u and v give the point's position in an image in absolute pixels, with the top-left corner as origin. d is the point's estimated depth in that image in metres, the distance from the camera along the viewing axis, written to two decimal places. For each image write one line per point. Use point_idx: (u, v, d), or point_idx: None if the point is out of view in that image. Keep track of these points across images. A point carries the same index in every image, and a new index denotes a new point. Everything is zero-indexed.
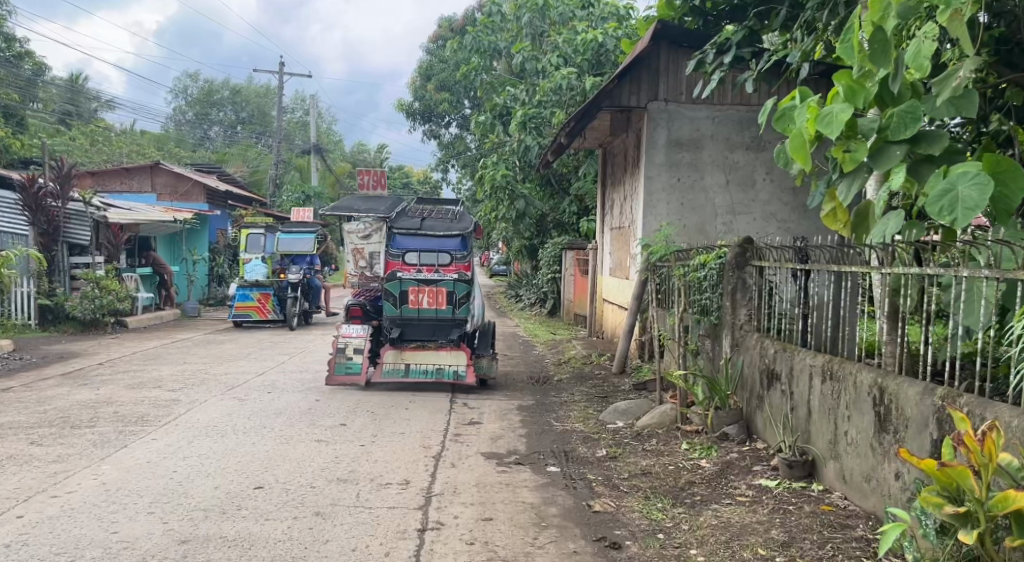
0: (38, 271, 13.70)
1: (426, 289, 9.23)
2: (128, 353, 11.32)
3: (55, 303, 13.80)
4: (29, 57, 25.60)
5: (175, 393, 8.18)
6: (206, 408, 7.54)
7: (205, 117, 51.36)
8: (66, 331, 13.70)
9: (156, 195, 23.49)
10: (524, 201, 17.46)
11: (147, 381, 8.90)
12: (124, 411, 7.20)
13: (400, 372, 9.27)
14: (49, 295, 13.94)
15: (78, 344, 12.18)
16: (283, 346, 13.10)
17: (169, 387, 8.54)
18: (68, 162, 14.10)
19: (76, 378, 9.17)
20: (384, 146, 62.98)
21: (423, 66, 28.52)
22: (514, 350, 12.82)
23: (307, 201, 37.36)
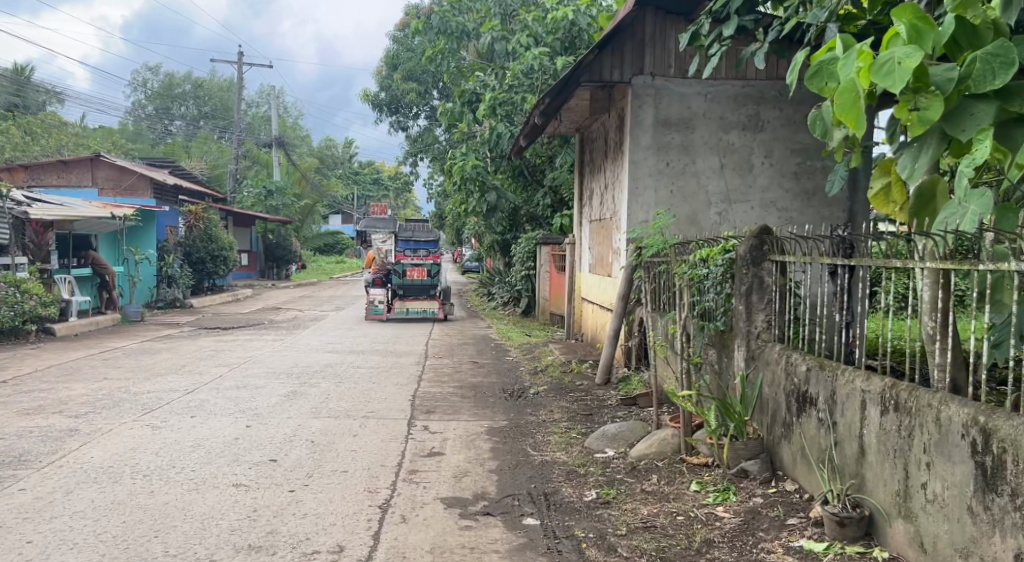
0: None
1: (417, 268, 16.91)
2: (38, 370, 10.25)
3: None
4: None
5: (76, 424, 6.90)
6: (105, 442, 6.26)
7: (165, 112, 49.82)
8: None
9: (97, 190, 22.28)
10: (497, 193, 16.15)
11: (47, 408, 7.61)
12: (2, 447, 5.93)
13: (404, 311, 16.65)
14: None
15: None
16: (227, 356, 11.78)
17: (71, 416, 7.24)
18: None
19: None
20: (353, 142, 61.63)
21: (388, 54, 27.01)
22: (484, 356, 11.57)
23: (270, 197, 35.77)
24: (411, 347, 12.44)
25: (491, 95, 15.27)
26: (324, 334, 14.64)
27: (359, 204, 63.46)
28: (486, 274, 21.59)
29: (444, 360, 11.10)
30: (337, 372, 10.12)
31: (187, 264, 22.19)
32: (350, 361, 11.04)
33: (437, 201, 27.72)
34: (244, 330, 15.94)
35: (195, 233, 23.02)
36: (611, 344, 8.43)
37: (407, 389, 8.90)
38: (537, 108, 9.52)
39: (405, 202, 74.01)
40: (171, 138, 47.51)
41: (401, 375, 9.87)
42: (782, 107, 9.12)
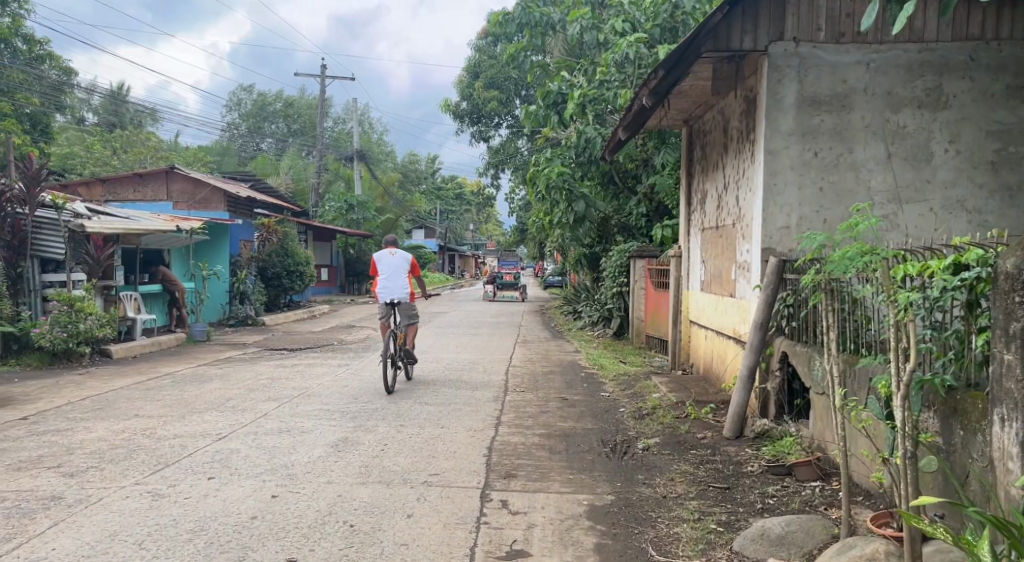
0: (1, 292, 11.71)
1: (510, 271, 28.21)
2: (74, 405, 9.07)
3: (21, 331, 11.83)
4: (53, 60, 25.26)
5: (56, 501, 5.50)
6: (88, 529, 4.88)
7: (258, 130, 50.26)
8: (32, 366, 11.70)
9: (172, 203, 21.72)
10: (586, 202, 13.82)
11: (36, 471, 6.28)
12: None
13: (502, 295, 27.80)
14: (15, 320, 11.92)
15: (29, 391, 9.91)
16: (282, 387, 10.33)
17: (61, 485, 5.84)
18: (38, 160, 11.99)
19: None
20: (436, 157, 60.90)
21: (469, 62, 25.42)
22: (576, 390, 9.64)
23: (351, 211, 34.73)
24: (489, 376, 10.67)
25: (579, 91, 13.25)
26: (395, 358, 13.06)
27: (442, 218, 62.42)
28: (570, 291, 19.57)
29: (527, 395, 9.23)
30: (398, 411, 8.41)
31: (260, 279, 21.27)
32: (416, 396, 9.32)
33: (519, 215, 25.95)
34: (310, 353, 14.58)
35: (268, 247, 21.73)
36: (744, 389, 6.49)
37: (480, 438, 7.10)
38: (645, 87, 7.58)
39: (487, 215, 72.90)
40: (260, 154, 47.67)
41: (474, 416, 8.06)
42: (975, 77, 6.84)
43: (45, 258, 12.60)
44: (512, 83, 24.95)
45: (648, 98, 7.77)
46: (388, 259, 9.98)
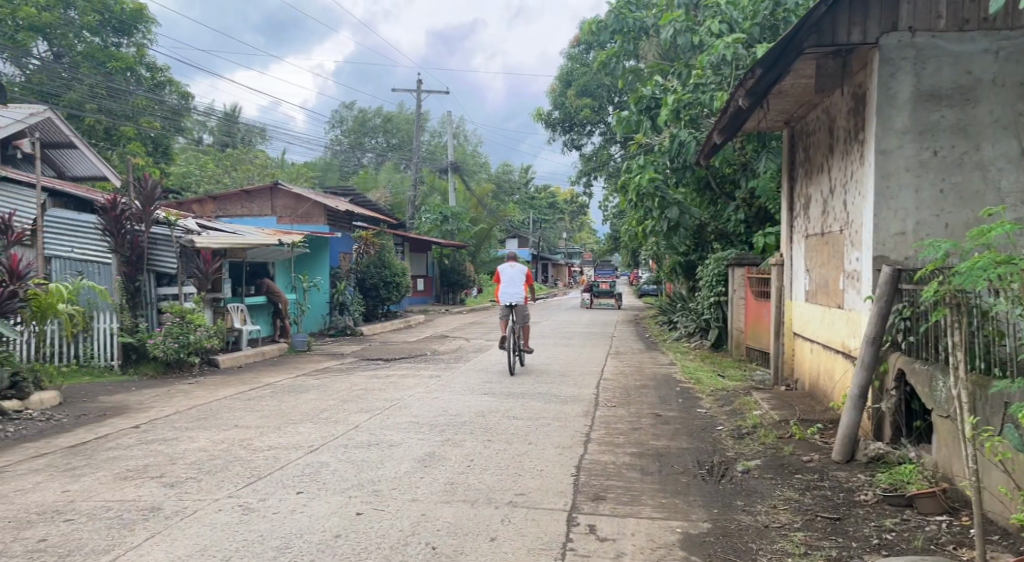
0: (119, 305, 11.97)
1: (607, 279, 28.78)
2: (178, 413, 9.24)
3: (139, 341, 11.93)
4: (172, 85, 26.61)
5: (154, 512, 5.38)
6: (178, 541, 4.85)
7: (358, 145, 51.58)
8: (147, 375, 11.70)
9: (276, 218, 22.36)
10: (679, 208, 13.34)
11: (141, 481, 6.15)
12: (60, 543, 4.85)
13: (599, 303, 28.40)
14: (133, 332, 12.08)
15: (139, 397, 10.18)
16: (374, 399, 10.31)
17: (162, 493, 5.74)
18: (152, 178, 12.21)
19: (68, 470, 6.63)
20: (531, 167, 61.00)
21: (562, 70, 25.22)
22: (671, 405, 9.20)
23: (446, 222, 35.05)
24: (580, 390, 10.36)
25: (674, 97, 12.74)
26: (486, 369, 12.91)
27: (536, 227, 62.41)
28: (665, 301, 19.01)
29: (620, 411, 8.85)
30: (486, 426, 8.21)
31: (358, 291, 21.67)
32: (505, 410, 9.12)
33: (613, 224, 25.56)
34: (403, 363, 14.61)
35: (366, 258, 22.00)
36: (855, 409, 5.99)
37: (568, 456, 6.81)
38: (742, 87, 7.13)
39: (581, 223, 72.46)
40: (360, 168, 48.83)
41: (564, 432, 7.77)
42: None
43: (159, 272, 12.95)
44: (605, 90, 24.57)
45: (745, 100, 7.35)
46: (508, 271, 12.24)
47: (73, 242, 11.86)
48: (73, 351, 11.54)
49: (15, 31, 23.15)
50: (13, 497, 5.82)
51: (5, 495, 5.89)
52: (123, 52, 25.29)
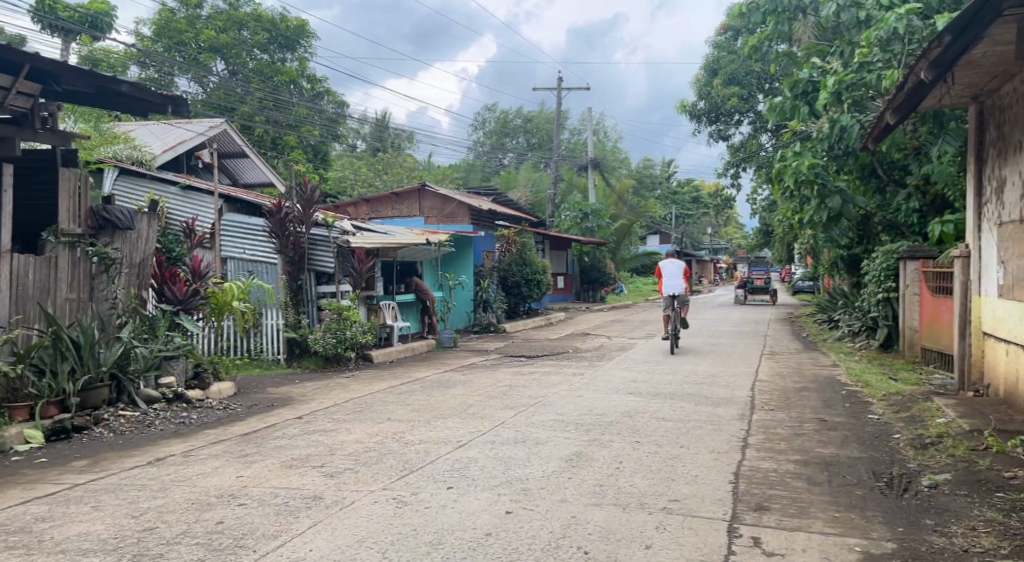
0: (283, 301, 12.29)
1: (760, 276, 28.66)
2: (342, 402, 9.38)
3: (302, 335, 12.14)
4: (330, 94, 27.87)
5: (317, 501, 5.39)
6: (339, 533, 4.82)
7: (499, 145, 52.30)
8: (307, 368, 12.02)
9: (423, 219, 22.87)
10: (841, 197, 12.48)
11: (304, 469, 6.16)
12: (230, 525, 4.99)
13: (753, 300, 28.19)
14: (296, 328, 12.33)
15: (302, 387, 10.53)
16: (520, 396, 10.22)
17: (324, 484, 5.73)
18: (311, 182, 12.62)
19: (240, 455, 6.67)
20: (673, 162, 59.68)
21: (708, 59, 24.40)
22: (836, 410, 8.55)
23: (586, 219, 34.83)
24: (733, 391, 9.85)
25: (834, 77, 12.04)
26: (632, 368, 12.57)
27: (678, 223, 61.00)
28: (825, 298, 17.83)
29: (778, 414, 8.32)
30: (634, 427, 7.92)
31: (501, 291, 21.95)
32: (653, 411, 8.78)
33: (762, 217, 24.46)
34: (547, 360, 14.50)
35: (507, 257, 22.32)
36: None
37: (724, 462, 6.42)
38: (926, 59, 6.63)
39: (724, 217, 70.19)
40: (502, 168, 49.48)
41: (718, 436, 7.37)
42: None
43: (319, 272, 13.24)
44: (754, 77, 23.47)
45: (932, 72, 6.72)
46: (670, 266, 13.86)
47: (243, 245, 12.69)
48: (246, 345, 12.19)
49: (198, 53, 25.63)
50: (194, 479, 5.99)
51: (188, 478, 6.05)
52: (288, 66, 26.63)
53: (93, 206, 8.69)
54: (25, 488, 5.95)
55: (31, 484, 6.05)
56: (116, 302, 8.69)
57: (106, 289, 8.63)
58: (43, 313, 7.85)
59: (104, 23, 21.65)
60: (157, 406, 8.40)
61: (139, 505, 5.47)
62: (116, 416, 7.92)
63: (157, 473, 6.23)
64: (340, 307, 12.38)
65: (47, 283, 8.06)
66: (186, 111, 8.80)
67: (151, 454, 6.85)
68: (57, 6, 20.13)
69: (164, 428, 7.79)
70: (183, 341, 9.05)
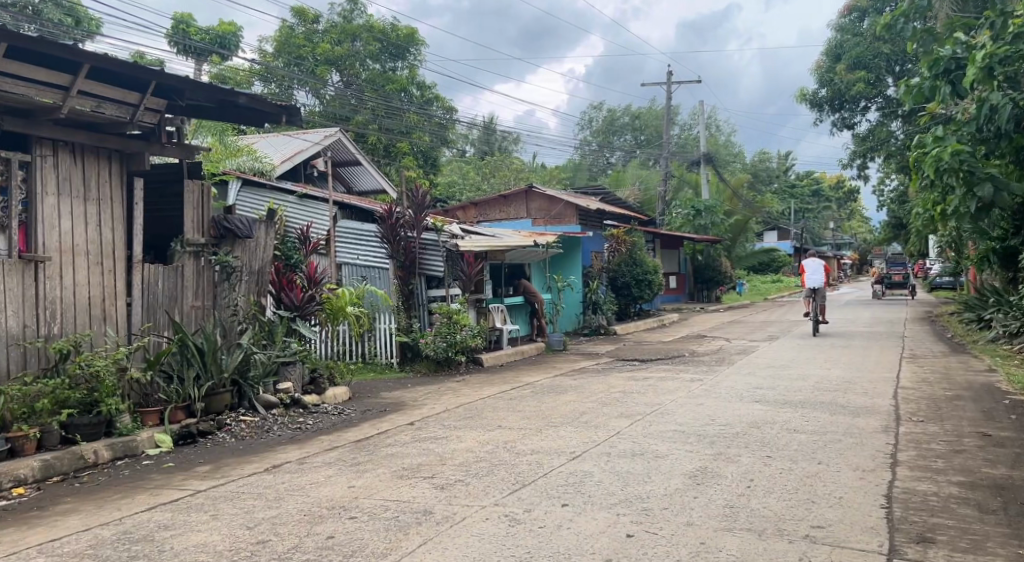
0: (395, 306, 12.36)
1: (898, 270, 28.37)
2: (451, 407, 9.17)
3: (414, 340, 12.18)
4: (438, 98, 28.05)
5: (427, 516, 4.83)
6: (453, 548, 4.37)
7: (608, 144, 51.60)
8: (420, 372, 11.91)
9: (532, 220, 22.59)
10: (994, 184, 11.23)
11: (414, 481, 5.63)
12: (336, 543, 4.44)
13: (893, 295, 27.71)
14: (408, 332, 12.38)
15: (413, 392, 10.38)
16: (636, 404, 9.71)
17: (433, 498, 5.17)
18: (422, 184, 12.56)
19: (354, 464, 6.14)
20: (790, 154, 57.28)
21: (830, 44, 23.08)
22: (997, 422, 7.63)
23: (699, 216, 33.70)
24: (874, 400, 9.01)
25: (983, 51, 10.84)
26: (755, 373, 11.81)
27: (797, 217, 58.43)
28: (971, 296, 16.32)
29: (929, 427, 7.49)
30: (763, 439, 7.30)
31: (612, 293, 21.39)
32: (782, 421, 8.11)
33: (892, 210, 22.95)
34: (664, 365, 13.91)
35: (618, 256, 21.62)
36: None
37: (873, 482, 5.76)
38: None
39: (846, 211, 66.80)
40: (612, 167, 48.76)
41: (862, 452, 6.66)
42: None
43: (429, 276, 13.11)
44: (884, 59, 21.93)
45: None
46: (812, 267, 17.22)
47: (357, 250, 12.49)
48: (360, 349, 12.00)
49: (315, 65, 26.31)
50: (306, 489, 5.45)
51: (301, 487, 5.52)
52: (399, 74, 26.84)
53: (213, 216, 8.68)
54: (151, 493, 5.57)
55: (157, 489, 5.68)
56: (237, 308, 8.72)
57: (228, 296, 8.67)
58: (172, 321, 7.93)
59: (231, 42, 22.46)
60: (275, 411, 8.22)
61: (254, 514, 4.96)
62: (237, 422, 7.79)
63: (273, 481, 5.71)
64: (449, 308, 12.16)
65: (174, 290, 8.13)
66: (300, 122, 8.68)
67: (263, 456, 6.67)
68: (189, 29, 21.01)
69: (282, 433, 7.59)
70: (300, 347, 8.93)
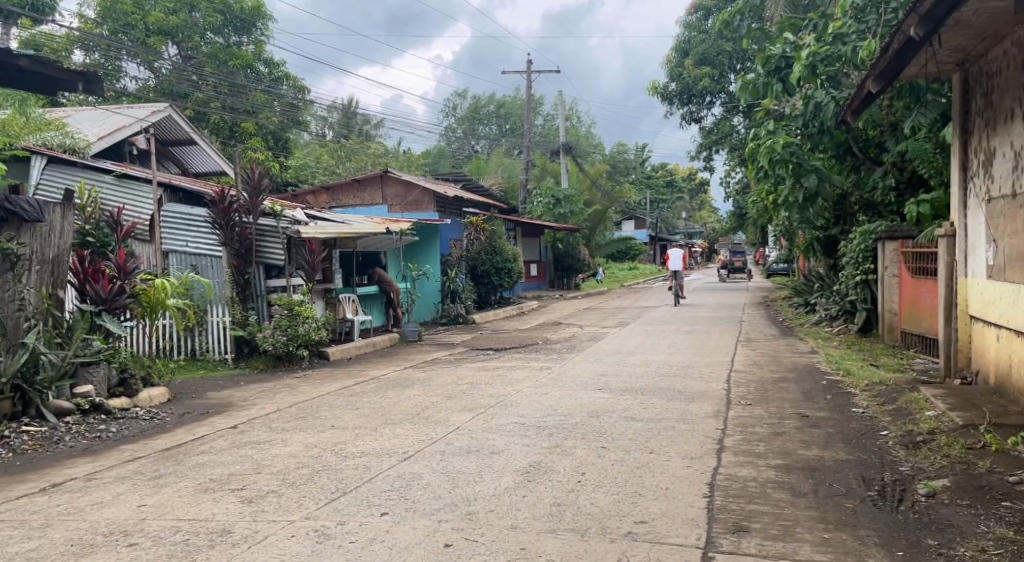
0: (230, 296, 11.47)
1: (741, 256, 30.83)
2: (284, 406, 8.66)
3: (250, 334, 11.41)
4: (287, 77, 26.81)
5: (223, 537, 4.41)
6: None
7: (472, 131, 51.39)
8: (257, 368, 11.24)
9: (387, 206, 22.05)
10: (818, 175, 11.88)
11: (219, 494, 5.15)
12: None
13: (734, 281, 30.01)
14: (244, 325, 11.56)
15: (244, 390, 9.76)
16: (481, 396, 9.52)
17: (237, 514, 4.73)
18: (258, 166, 11.63)
19: (151, 478, 5.59)
20: (646, 146, 59.08)
21: (678, 40, 23.76)
22: (816, 403, 7.95)
23: (559, 205, 33.90)
24: (709, 384, 9.22)
25: (808, 49, 11.37)
26: (603, 360, 11.90)
27: (653, 207, 60.41)
28: (801, 281, 17.21)
29: (756, 410, 7.70)
30: (600, 429, 7.26)
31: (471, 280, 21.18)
32: (621, 410, 8.13)
33: (736, 200, 23.98)
34: (515, 353, 13.85)
35: (478, 245, 21.13)
36: None
37: (696, 471, 5.80)
38: (917, 13, 6.32)
39: (698, 202, 69.77)
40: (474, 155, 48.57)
41: (692, 438, 6.72)
42: None
43: (268, 264, 12.19)
44: (727, 57, 22.90)
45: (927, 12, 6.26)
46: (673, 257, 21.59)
47: (186, 237, 11.63)
48: (190, 344, 11.40)
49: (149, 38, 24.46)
50: (87, 511, 4.89)
51: (80, 510, 4.94)
52: (243, 50, 25.42)
53: None
54: None
55: None
56: (24, 303, 7.77)
57: (12, 289, 7.69)
58: None
59: (48, 8, 20.42)
60: (71, 419, 7.48)
61: (11, 547, 4.36)
62: (19, 434, 7.00)
63: (48, 504, 5.09)
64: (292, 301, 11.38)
65: None
66: (100, 90, 7.91)
67: (50, 472, 5.98)
68: None
69: (74, 444, 6.90)
70: (104, 345, 8.20)
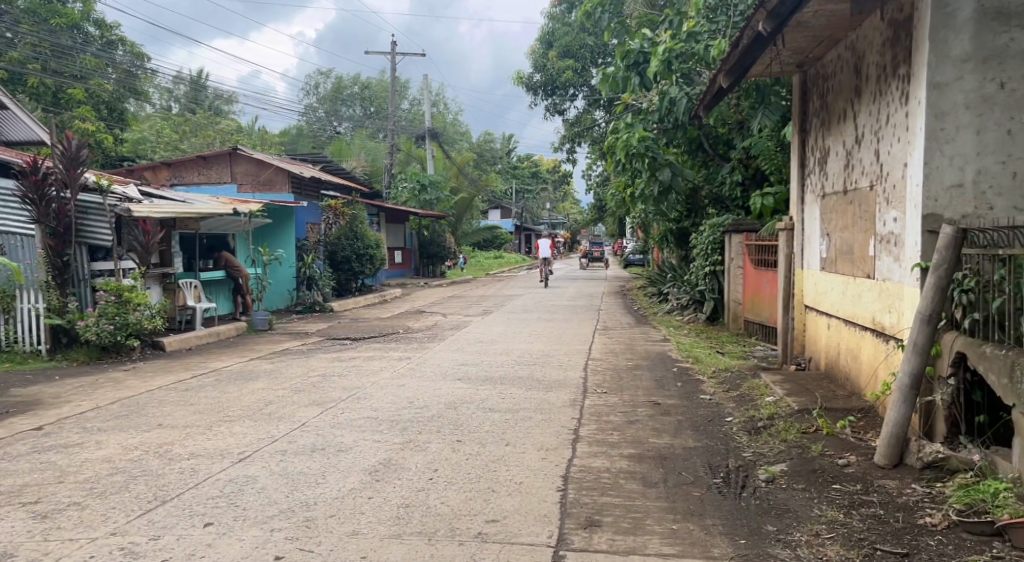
0: (44, 281, 10.40)
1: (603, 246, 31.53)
2: (105, 403, 7.85)
3: (69, 323, 10.44)
4: (128, 44, 24.83)
5: None
6: None
7: (334, 113, 49.80)
8: (77, 361, 10.24)
9: (237, 186, 20.88)
10: (671, 169, 12.08)
11: (7, 510, 4.52)
12: None
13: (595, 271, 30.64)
14: (62, 312, 10.54)
15: (61, 385, 8.82)
16: (332, 388, 9.03)
17: (25, 533, 4.16)
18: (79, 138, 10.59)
19: None
20: (512, 137, 59.42)
21: (543, 31, 23.83)
22: (667, 391, 8.02)
23: (423, 191, 33.42)
24: (564, 374, 9.15)
25: (664, 45, 11.53)
26: (461, 349, 11.64)
27: (518, 197, 60.89)
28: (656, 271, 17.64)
29: (609, 400, 7.66)
30: (452, 422, 6.98)
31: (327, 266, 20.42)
32: (474, 401, 7.88)
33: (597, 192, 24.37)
34: (372, 343, 13.37)
35: (337, 228, 20.42)
36: (903, 402, 5.18)
37: (545, 464, 5.62)
38: (763, 8, 6.35)
39: (562, 194, 70.95)
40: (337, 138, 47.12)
41: (543, 430, 6.57)
42: None
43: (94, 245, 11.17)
44: (589, 51, 23.18)
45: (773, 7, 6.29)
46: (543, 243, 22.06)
47: None
48: None
49: None
50: None
51: None
52: (74, 10, 23.22)
53: None
54: None
55: None
56: None
57: None
58: None
59: None
60: None
61: None
62: None
63: None
64: (119, 287, 10.53)
65: None
66: None
67: None
68: None
69: None
70: None
